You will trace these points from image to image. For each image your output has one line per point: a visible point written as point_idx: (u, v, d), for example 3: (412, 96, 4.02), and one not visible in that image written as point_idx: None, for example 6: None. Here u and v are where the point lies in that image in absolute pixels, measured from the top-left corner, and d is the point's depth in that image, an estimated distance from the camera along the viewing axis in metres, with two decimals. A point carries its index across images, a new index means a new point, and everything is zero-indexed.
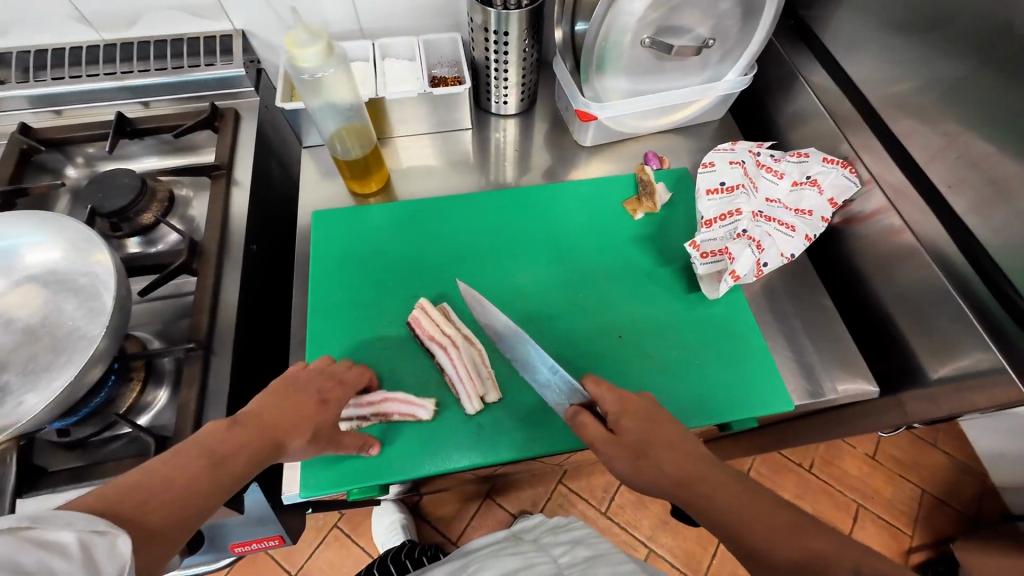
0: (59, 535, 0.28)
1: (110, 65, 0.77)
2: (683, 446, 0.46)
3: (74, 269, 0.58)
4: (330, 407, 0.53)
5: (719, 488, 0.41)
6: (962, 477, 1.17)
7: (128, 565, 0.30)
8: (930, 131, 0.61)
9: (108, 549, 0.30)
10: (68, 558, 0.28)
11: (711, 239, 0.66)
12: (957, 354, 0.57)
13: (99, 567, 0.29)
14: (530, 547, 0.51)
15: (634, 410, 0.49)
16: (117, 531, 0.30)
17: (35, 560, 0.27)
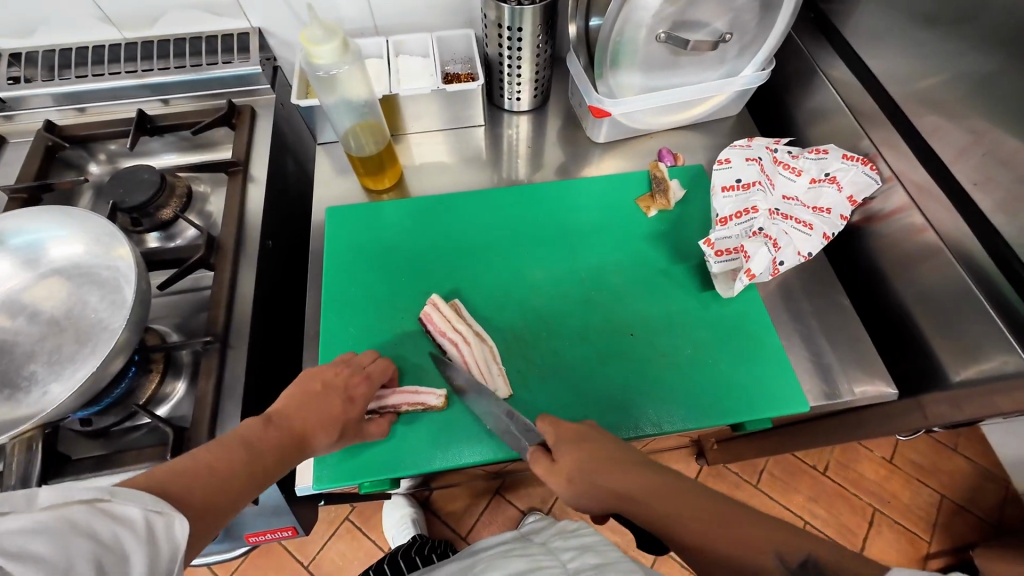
0: (129, 510, 0.32)
1: (131, 63, 0.78)
2: (612, 458, 0.43)
3: (97, 262, 0.60)
4: (356, 405, 0.54)
5: (652, 494, 0.39)
6: (983, 482, 1.15)
7: (178, 549, 0.33)
8: (955, 127, 0.59)
9: (166, 530, 0.33)
10: (134, 533, 0.31)
11: (726, 237, 0.65)
12: (981, 357, 0.55)
13: (157, 544, 0.32)
14: (540, 549, 0.51)
15: (572, 434, 0.47)
16: (174, 514, 0.34)
17: (108, 531, 0.30)
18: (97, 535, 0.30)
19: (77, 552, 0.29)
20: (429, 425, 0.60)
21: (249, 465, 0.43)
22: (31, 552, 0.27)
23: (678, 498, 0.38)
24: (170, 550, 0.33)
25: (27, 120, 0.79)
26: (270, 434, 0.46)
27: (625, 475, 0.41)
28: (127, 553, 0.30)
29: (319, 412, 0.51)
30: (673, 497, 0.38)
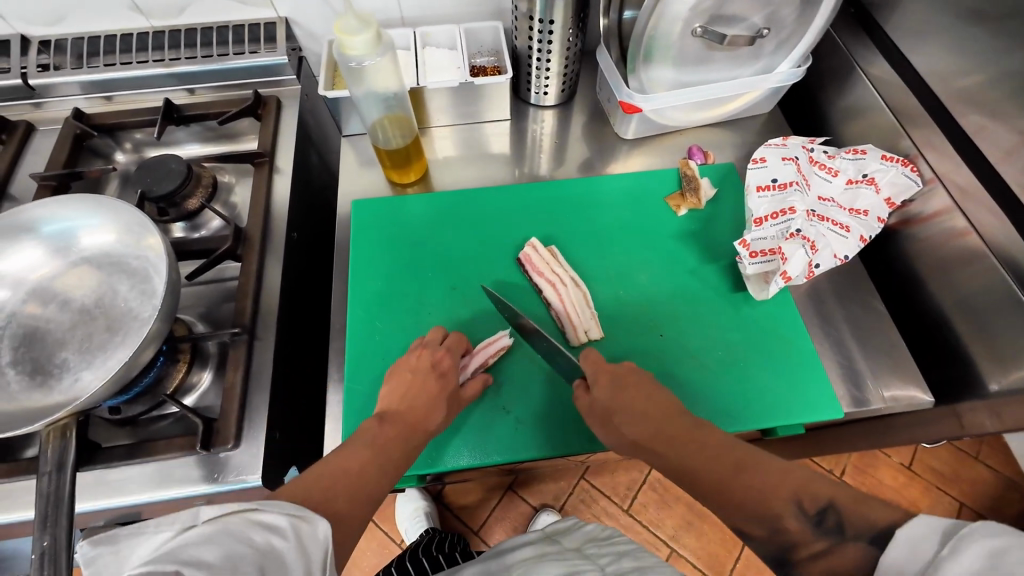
0: (276, 517, 0.32)
1: (158, 52, 0.78)
2: (648, 408, 0.49)
3: (127, 252, 0.60)
4: (449, 377, 0.56)
5: (677, 445, 0.44)
6: (1006, 493, 1.12)
7: (326, 549, 0.33)
8: (1002, 128, 0.57)
9: (312, 535, 0.33)
10: (285, 538, 0.31)
11: (761, 238, 0.64)
12: (1021, 366, 0.54)
13: (308, 550, 0.32)
14: (576, 555, 0.51)
15: (605, 378, 0.52)
16: (314, 518, 0.34)
17: (262, 537, 0.30)
18: (256, 539, 0.30)
19: (244, 556, 0.28)
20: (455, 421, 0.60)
21: (371, 467, 0.45)
22: (205, 556, 0.27)
23: (705, 445, 0.43)
24: (320, 555, 0.32)
25: (55, 108, 0.80)
26: (385, 428, 0.50)
27: (656, 425, 0.47)
28: (286, 560, 0.30)
29: (416, 401, 0.53)
30: (698, 445, 0.43)
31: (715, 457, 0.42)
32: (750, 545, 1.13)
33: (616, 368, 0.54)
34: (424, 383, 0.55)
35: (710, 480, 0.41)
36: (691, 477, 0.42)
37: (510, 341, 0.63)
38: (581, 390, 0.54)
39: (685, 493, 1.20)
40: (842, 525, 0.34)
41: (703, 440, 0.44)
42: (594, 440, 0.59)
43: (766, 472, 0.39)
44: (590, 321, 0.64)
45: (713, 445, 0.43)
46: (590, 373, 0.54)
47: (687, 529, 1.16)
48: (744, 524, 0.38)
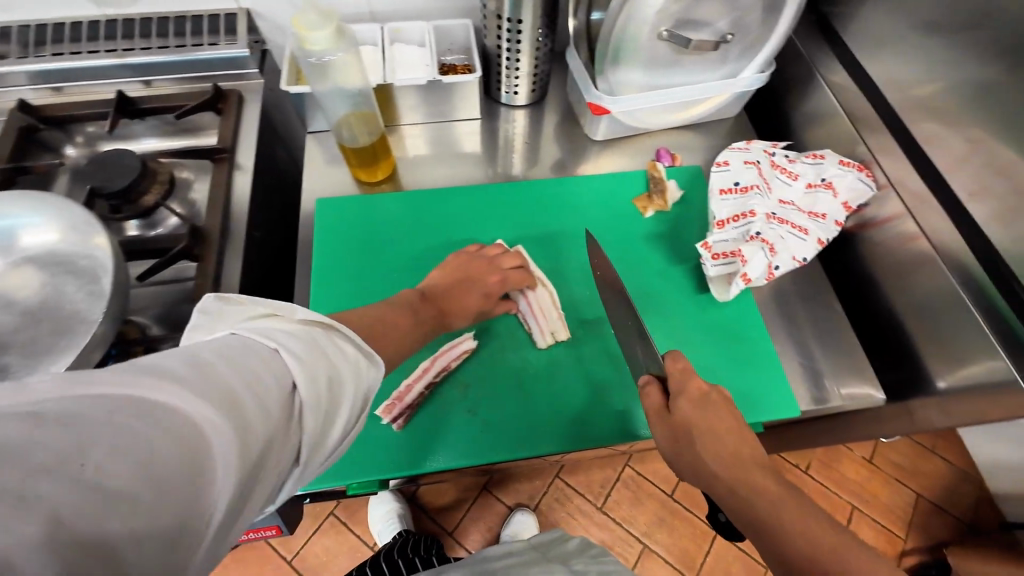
0: (347, 344, 0.37)
1: (111, 42, 0.75)
2: (742, 449, 0.45)
3: (75, 251, 0.57)
4: (489, 301, 0.62)
5: (770, 499, 0.40)
6: (959, 484, 1.17)
7: (376, 385, 0.38)
8: (954, 136, 0.60)
9: (370, 368, 0.37)
10: (351, 359, 0.36)
11: (722, 240, 0.66)
12: (968, 363, 0.56)
13: (364, 377, 0.36)
14: (562, 569, 0.51)
15: (695, 396, 0.48)
16: (375, 358, 0.38)
17: (335, 350, 0.35)
18: (330, 350, 0.34)
19: (323, 358, 0.33)
20: (420, 424, 0.59)
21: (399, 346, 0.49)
22: (294, 345, 0.32)
23: (807, 508, 0.39)
24: (372, 390, 0.37)
25: None
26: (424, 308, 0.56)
27: (744, 467, 0.43)
28: (350, 375, 0.35)
29: (463, 298, 0.60)
30: (799, 508, 0.39)
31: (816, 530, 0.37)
32: (721, 539, 1.16)
33: (710, 389, 0.49)
34: (470, 291, 0.61)
35: (802, 550, 0.36)
36: (779, 536, 0.38)
37: (475, 346, 0.63)
38: (656, 393, 0.51)
39: (658, 490, 1.21)
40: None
41: (806, 505, 0.39)
42: (562, 440, 0.59)
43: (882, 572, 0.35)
44: (555, 322, 0.64)
45: (821, 516, 0.38)
46: (675, 383, 0.50)
47: (659, 525, 1.18)
48: None
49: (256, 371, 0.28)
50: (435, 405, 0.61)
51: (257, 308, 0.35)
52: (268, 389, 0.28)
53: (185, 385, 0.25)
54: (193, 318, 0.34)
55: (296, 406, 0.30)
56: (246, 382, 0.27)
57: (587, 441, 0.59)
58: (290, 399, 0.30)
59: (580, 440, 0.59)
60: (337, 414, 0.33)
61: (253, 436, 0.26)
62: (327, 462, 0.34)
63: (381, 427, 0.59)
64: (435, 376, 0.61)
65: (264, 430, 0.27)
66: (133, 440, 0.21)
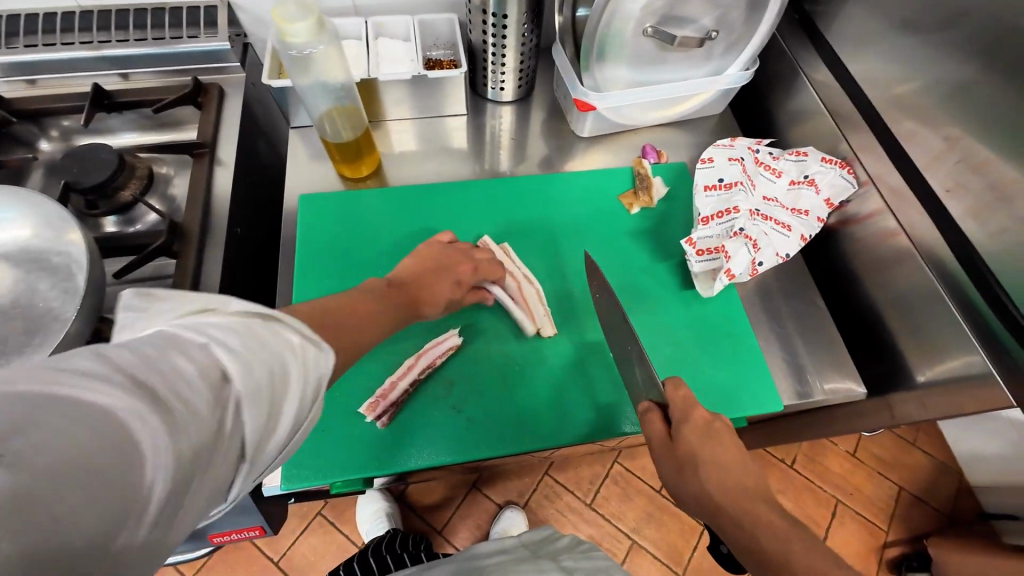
0: (291, 331, 0.31)
1: (86, 33, 0.73)
2: (747, 480, 0.44)
3: (48, 247, 0.55)
4: (461, 287, 0.59)
5: (779, 536, 0.39)
6: (939, 476, 1.20)
7: (329, 375, 0.32)
8: (932, 134, 0.61)
9: (319, 357, 0.32)
10: (295, 350, 0.30)
11: (707, 236, 0.66)
12: (946, 358, 0.57)
13: (313, 370, 0.31)
14: (553, 566, 0.52)
15: (699, 426, 0.47)
16: (325, 346, 0.32)
17: (276, 339, 0.29)
18: (269, 343, 0.29)
19: (261, 352, 0.28)
20: (405, 421, 0.59)
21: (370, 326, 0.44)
22: (223, 341, 0.27)
23: (816, 545, 0.38)
24: (323, 378, 0.32)
25: None
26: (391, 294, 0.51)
27: (749, 500, 0.43)
28: (293, 370, 0.29)
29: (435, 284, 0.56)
30: (809, 546, 0.38)
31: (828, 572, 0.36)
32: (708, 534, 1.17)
33: (712, 417, 0.48)
34: (440, 278, 0.57)
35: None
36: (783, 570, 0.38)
37: (460, 343, 0.63)
38: (658, 421, 0.50)
39: (646, 485, 1.22)
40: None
41: (815, 542, 0.38)
42: (549, 435, 0.59)
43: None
44: (540, 318, 0.64)
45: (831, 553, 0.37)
46: (677, 410, 0.49)
47: (647, 520, 1.18)
48: None
49: (173, 375, 0.24)
50: (420, 401, 0.60)
51: (178, 299, 0.29)
52: (187, 399, 0.24)
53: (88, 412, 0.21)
54: (120, 308, 0.28)
55: (229, 411, 0.26)
56: (159, 395, 0.23)
57: (573, 436, 0.59)
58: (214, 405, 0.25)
59: (566, 436, 0.59)
60: (279, 413, 0.29)
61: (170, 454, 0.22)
62: (280, 452, 0.31)
63: (365, 425, 0.59)
64: (419, 373, 0.60)
65: (190, 447, 0.23)
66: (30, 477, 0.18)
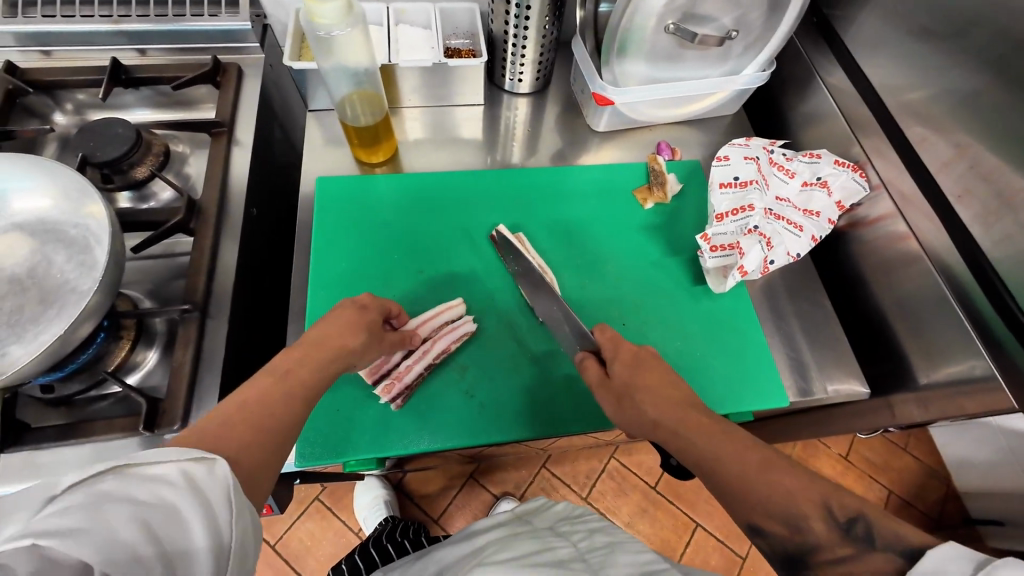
0: (161, 467, 0.30)
1: (106, 7, 0.73)
2: (672, 393, 0.47)
3: (65, 220, 0.56)
4: (369, 311, 0.52)
5: (705, 433, 0.42)
6: (928, 480, 1.22)
7: (232, 484, 0.32)
8: (942, 141, 0.62)
9: (209, 476, 0.31)
10: (173, 486, 0.30)
11: (721, 233, 0.67)
12: (947, 360, 0.59)
13: (207, 492, 0.31)
14: (549, 533, 0.54)
15: (628, 356, 0.52)
16: (214, 458, 0.32)
17: (144, 491, 0.29)
18: (135, 498, 0.28)
19: (116, 524, 0.27)
20: (419, 405, 0.60)
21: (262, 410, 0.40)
22: (65, 528, 0.26)
23: (735, 436, 0.41)
24: (224, 493, 0.31)
25: None
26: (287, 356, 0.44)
27: (680, 409, 0.45)
28: (177, 510, 0.29)
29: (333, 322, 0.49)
30: (727, 435, 0.41)
31: (751, 457, 0.39)
32: (700, 530, 1.19)
33: (639, 349, 0.52)
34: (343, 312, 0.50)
35: (737, 475, 0.39)
36: (714, 465, 0.40)
37: (475, 329, 0.64)
38: (594, 365, 0.54)
39: (642, 481, 1.24)
40: (868, 535, 0.36)
41: (733, 433, 0.41)
42: (557, 423, 0.60)
43: (794, 473, 0.39)
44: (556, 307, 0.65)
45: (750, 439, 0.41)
46: (608, 352, 0.53)
47: (642, 515, 1.20)
48: (758, 519, 0.38)
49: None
50: (435, 386, 0.61)
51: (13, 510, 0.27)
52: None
53: None
54: None
55: None
56: None
57: (581, 424, 0.60)
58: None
59: (574, 424, 0.60)
60: (182, 555, 0.28)
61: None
62: None
63: (378, 407, 0.59)
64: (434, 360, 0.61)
65: None
66: None
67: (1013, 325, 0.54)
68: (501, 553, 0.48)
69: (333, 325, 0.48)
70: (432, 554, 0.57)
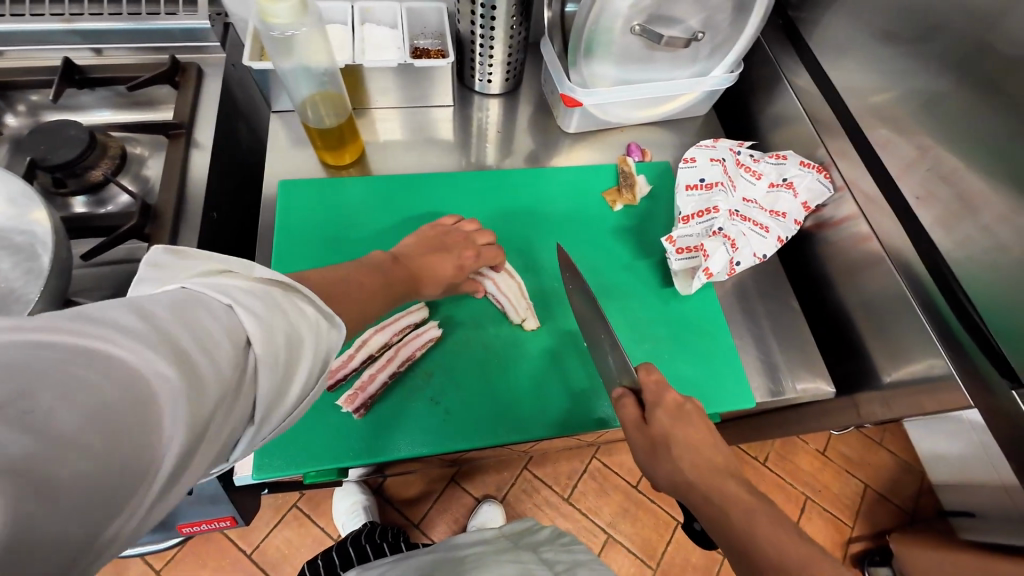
0: (306, 305, 0.34)
1: (58, 5, 0.70)
2: (715, 458, 0.47)
3: (10, 226, 0.53)
4: (460, 273, 0.61)
5: (743, 513, 0.42)
6: (903, 475, 1.24)
7: (335, 351, 0.35)
8: (905, 143, 0.63)
9: (328, 333, 0.35)
10: (309, 322, 0.33)
11: (687, 235, 0.67)
12: (909, 360, 0.60)
13: (325, 341, 0.34)
14: (533, 557, 0.53)
15: (673, 406, 0.49)
16: (336, 322, 0.36)
17: (293, 311, 0.33)
18: (291, 312, 0.32)
19: (280, 318, 0.31)
20: (383, 413, 0.59)
21: None
22: (245, 304, 0.30)
23: (779, 525, 0.40)
24: (331, 352, 0.35)
25: None
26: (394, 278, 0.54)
27: (721, 480, 0.45)
28: (307, 339, 0.32)
29: (433, 269, 0.59)
30: (771, 521, 0.41)
31: (790, 543, 0.39)
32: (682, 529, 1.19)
33: (684, 401, 0.50)
34: (444, 261, 0.60)
35: (776, 565, 0.38)
36: (751, 546, 0.40)
37: (440, 334, 0.63)
38: (632, 406, 0.51)
39: (622, 481, 1.24)
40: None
41: (774, 516, 0.41)
42: (524, 427, 0.60)
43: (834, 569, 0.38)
44: (525, 314, 0.64)
45: (794, 531, 0.40)
46: (650, 394, 0.50)
47: (624, 515, 1.20)
48: None
49: (209, 328, 0.27)
50: (400, 394, 0.60)
51: (207, 265, 0.33)
52: (218, 342, 0.27)
53: (135, 338, 0.23)
54: (140, 270, 0.33)
55: (250, 362, 0.28)
56: (196, 339, 0.26)
57: (552, 429, 0.60)
58: (243, 358, 0.28)
59: (543, 429, 0.60)
60: (292, 378, 0.31)
61: (200, 392, 0.25)
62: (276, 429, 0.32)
63: (340, 415, 0.58)
64: (398, 368, 0.60)
65: (216, 393, 0.26)
66: (88, 381, 0.21)
67: (978, 337, 0.55)
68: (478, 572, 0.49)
69: (429, 265, 0.59)
70: (408, 560, 0.57)
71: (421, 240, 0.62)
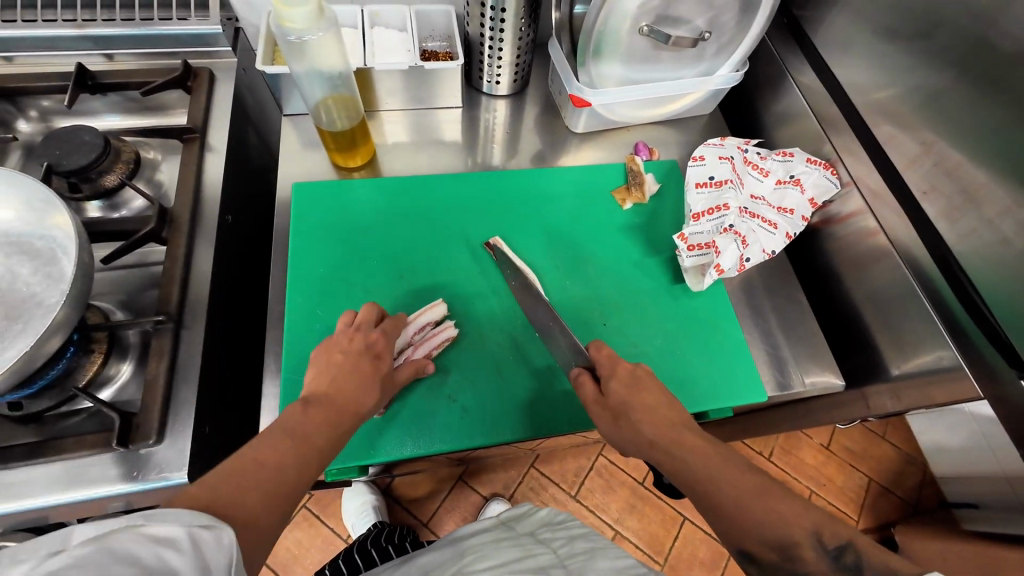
0: (169, 531, 0.28)
1: (69, 11, 0.71)
2: (667, 413, 0.48)
3: (31, 231, 0.54)
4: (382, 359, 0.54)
5: (700, 456, 0.44)
6: (906, 467, 1.26)
7: (233, 558, 0.30)
8: (909, 138, 0.64)
9: (214, 543, 0.29)
10: (181, 551, 0.27)
11: (698, 232, 0.68)
12: (918, 352, 0.61)
13: (209, 558, 0.29)
14: (530, 540, 0.54)
15: (624, 374, 0.52)
16: (220, 526, 0.31)
17: (151, 552, 0.26)
18: (143, 558, 0.26)
19: None
20: (402, 411, 0.59)
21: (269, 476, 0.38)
22: None
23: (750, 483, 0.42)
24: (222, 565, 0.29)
25: None
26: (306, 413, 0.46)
27: (680, 434, 0.46)
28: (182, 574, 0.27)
29: (351, 375, 0.51)
30: (722, 459, 0.43)
31: (748, 482, 0.41)
32: (687, 525, 1.20)
33: (634, 367, 0.53)
34: (356, 363, 0.52)
35: (738, 507, 0.40)
36: (709, 489, 0.41)
37: (456, 334, 0.64)
38: (589, 383, 0.53)
39: (630, 478, 1.25)
40: (857, 564, 0.36)
41: (731, 460, 0.43)
42: (535, 424, 0.61)
43: (788, 503, 0.40)
44: None
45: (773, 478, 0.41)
46: (605, 369, 0.53)
47: (630, 512, 1.21)
48: (749, 545, 0.39)
49: None
50: (418, 393, 0.60)
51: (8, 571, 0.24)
52: None
53: None
54: None
55: None
56: None
57: (564, 424, 0.61)
58: None
59: (553, 424, 0.61)
60: None
61: None
62: None
63: None
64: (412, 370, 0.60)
65: None
66: None
67: (984, 326, 0.56)
68: (479, 562, 0.49)
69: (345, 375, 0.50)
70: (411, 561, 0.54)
71: (317, 362, 0.52)
